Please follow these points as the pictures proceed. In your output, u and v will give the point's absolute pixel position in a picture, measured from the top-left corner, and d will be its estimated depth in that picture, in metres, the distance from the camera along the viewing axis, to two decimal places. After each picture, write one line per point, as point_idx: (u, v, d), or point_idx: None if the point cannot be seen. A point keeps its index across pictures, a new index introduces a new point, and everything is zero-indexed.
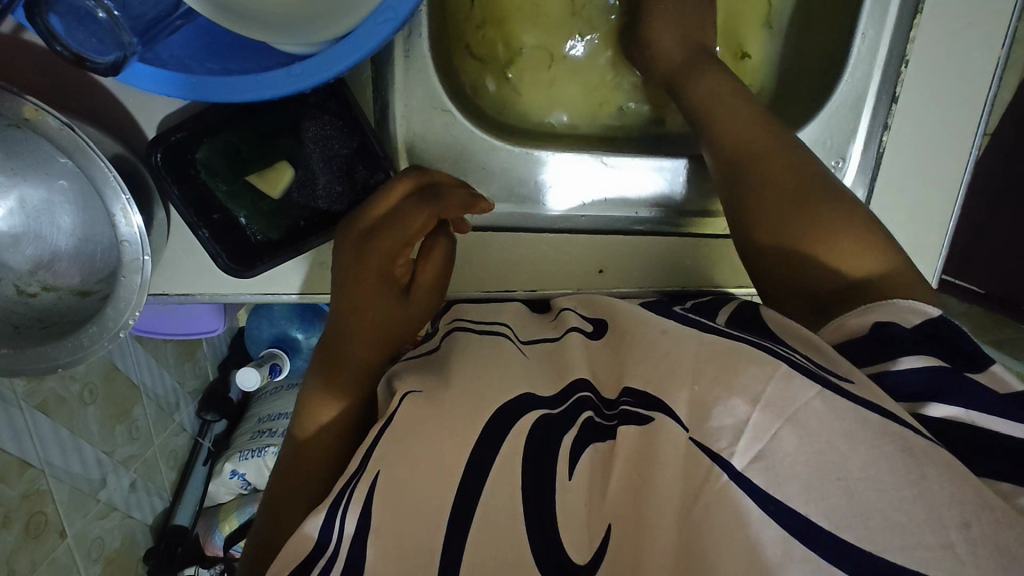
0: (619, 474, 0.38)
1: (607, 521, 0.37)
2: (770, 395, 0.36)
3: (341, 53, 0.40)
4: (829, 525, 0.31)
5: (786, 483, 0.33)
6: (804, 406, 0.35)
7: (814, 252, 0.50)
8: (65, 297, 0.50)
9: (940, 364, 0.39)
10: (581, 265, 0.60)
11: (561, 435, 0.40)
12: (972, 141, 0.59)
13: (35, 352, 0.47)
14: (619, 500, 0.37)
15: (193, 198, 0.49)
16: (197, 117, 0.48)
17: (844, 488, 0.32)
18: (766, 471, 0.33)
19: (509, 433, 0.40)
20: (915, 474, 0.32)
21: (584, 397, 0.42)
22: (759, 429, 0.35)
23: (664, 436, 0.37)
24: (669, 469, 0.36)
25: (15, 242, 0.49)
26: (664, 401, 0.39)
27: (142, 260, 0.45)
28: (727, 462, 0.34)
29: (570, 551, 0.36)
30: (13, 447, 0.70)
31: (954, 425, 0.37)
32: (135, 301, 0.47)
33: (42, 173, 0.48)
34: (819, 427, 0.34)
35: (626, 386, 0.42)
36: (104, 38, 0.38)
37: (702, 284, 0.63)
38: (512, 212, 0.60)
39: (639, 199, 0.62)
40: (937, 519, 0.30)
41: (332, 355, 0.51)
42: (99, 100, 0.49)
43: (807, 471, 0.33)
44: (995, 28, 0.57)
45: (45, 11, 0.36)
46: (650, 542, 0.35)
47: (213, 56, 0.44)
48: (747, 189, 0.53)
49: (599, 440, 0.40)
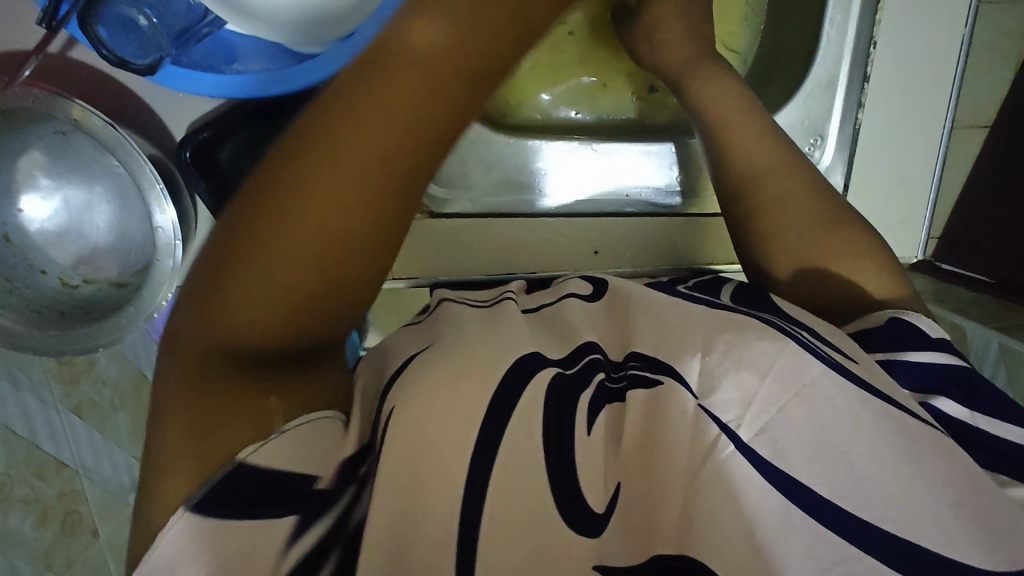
0: (632, 435, 0.39)
1: (617, 480, 0.38)
2: (779, 369, 0.38)
3: (342, 51, 0.45)
4: (828, 493, 0.34)
5: (790, 453, 0.35)
6: (812, 381, 0.37)
7: (812, 235, 0.49)
8: (105, 288, 0.56)
9: (953, 365, 0.41)
10: (579, 247, 0.64)
11: (579, 393, 0.40)
12: (944, 114, 0.63)
13: (76, 333, 0.51)
14: (632, 461, 0.38)
15: (220, 192, 0.53)
16: (222, 117, 0.53)
17: (846, 460, 0.35)
18: (772, 442, 0.36)
19: (529, 384, 0.39)
20: (915, 457, 0.35)
21: (594, 358, 0.43)
22: (767, 402, 0.37)
23: (674, 400, 0.38)
24: (681, 433, 0.37)
25: (60, 239, 0.54)
26: (674, 368, 0.40)
27: (175, 245, 0.50)
28: (735, 433, 0.36)
29: (590, 496, 0.37)
30: (50, 446, 0.78)
31: (955, 421, 0.39)
32: (168, 283, 0.50)
33: (84, 177, 0.54)
34: (824, 404, 0.36)
35: (636, 350, 0.43)
36: (143, 45, 0.42)
37: (694, 262, 0.67)
38: (508, 202, 0.62)
39: (632, 184, 0.64)
40: (932, 497, 0.33)
41: (260, 230, 0.32)
42: (132, 108, 0.54)
43: (811, 442, 0.36)
44: (955, 10, 0.61)
45: (93, 23, 0.41)
46: (660, 503, 0.36)
47: (236, 59, 0.47)
48: (744, 164, 0.52)
49: (613, 402, 0.40)
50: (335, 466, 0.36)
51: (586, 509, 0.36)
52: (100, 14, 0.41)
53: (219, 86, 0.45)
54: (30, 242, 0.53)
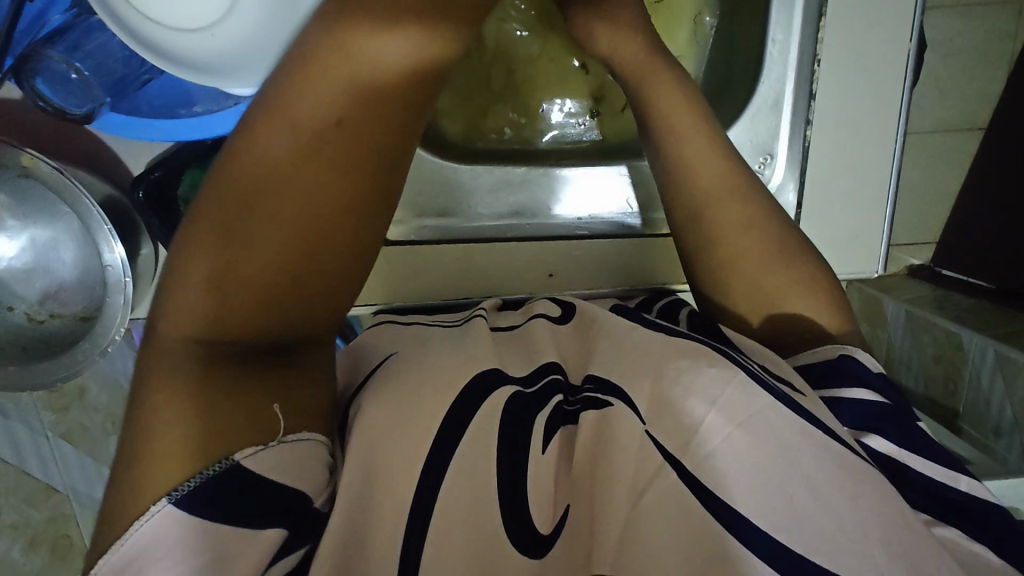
0: (581, 457, 0.38)
1: (566, 502, 0.38)
2: (726, 398, 0.37)
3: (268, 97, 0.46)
4: (765, 524, 0.33)
5: (731, 484, 0.34)
6: (756, 413, 0.36)
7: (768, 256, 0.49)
8: (69, 323, 0.57)
9: (886, 403, 0.41)
10: (530, 268, 0.64)
11: (537, 411, 0.40)
12: (896, 128, 0.61)
13: (40, 368, 0.53)
14: (580, 482, 0.38)
15: (173, 229, 0.54)
16: (172, 155, 0.54)
17: (785, 491, 0.33)
18: (713, 473, 0.34)
19: (483, 404, 0.39)
20: (851, 490, 0.33)
21: (553, 379, 0.43)
22: (711, 430, 0.36)
23: (620, 423, 0.37)
24: (626, 458, 0.36)
25: (27, 276, 0.57)
26: (623, 389, 0.40)
27: (125, 281, 0.50)
28: (679, 461, 0.35)
29: (536, 519, 0.36)
30: (41, 473, 0.87)
31: (887, 460, 0.39)
32: (119, 318, 0.51)
33: (48, 215, 0.56)
34: (767, 435, 0.35)
35: (591, 373, 0.42)
36: (77, 92, 0.44)
37: (656, 280, 0.66)
38: (462, 228, 0.64)
39: (585, 209, 0.66)
40: (862, 532, 0.32)
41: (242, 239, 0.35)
42: (86, 146, 0.54)
43: (752, 472, 0.34)
44: (899, 24, 0.59)
45: (30, 77, 0.43)
46: (598, 531, 0.35)
47: (185, 102, 0.48)
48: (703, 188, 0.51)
49: (569, 423, 0.40)
50: (326, 487, 0.37)
51: (531, 532, 0.36)
52: (38, 68, 0.43)
53: (160, 129, 0.46)
54: None
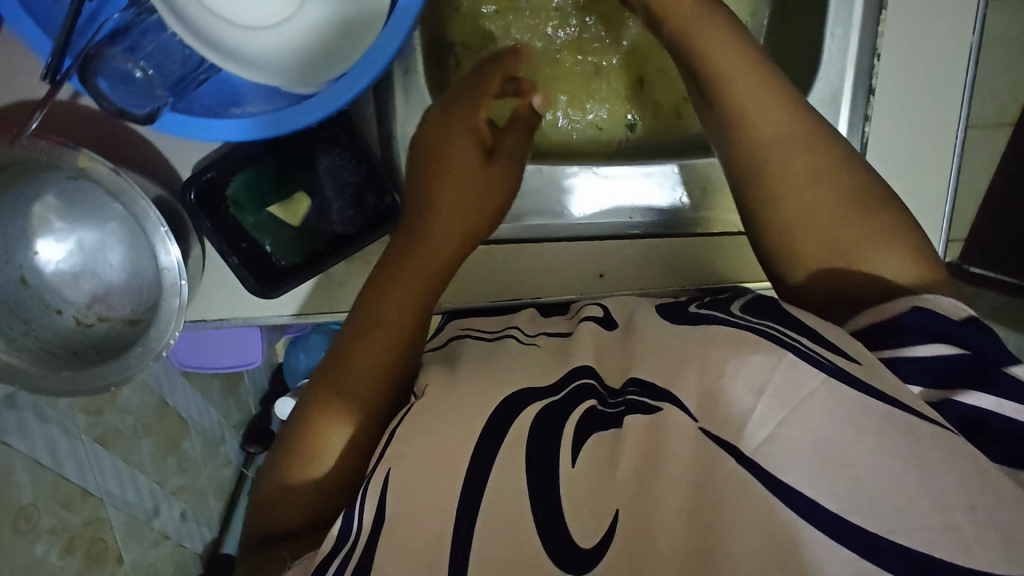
0: (627, 459, 0.36)
1: (615, 507, 0.35)
2: (776, 385, 0.35)
3: (339, 88, 0.45)
4: (834, 507, 0.30)
5: (793, 467, 0.31)
6: (811, 394, 0.34)
7: (853, 243, 0.45)
8: (117, 326, 0.57)
9: (961, 351, 0.38)
10: (580, 270, 0.62)
11: (562, 425, 0.38)
12: (957, 125, 0.60)
13: (87, 373, 0.51)
14: (625, 488, 0.35)
15: (224, 230, 0.54)
16: (225, 158, 0.53)
17: (850, 473, 0.31)
18: (773, 457, 0.32)
19: (511, 427, 0.38)
20: (919, 460, 0.31)
21: (586, 384, 0.42)
22: (764, 418, 0.33)
23: (669, 424, 0.35)
24: (676, 461, 0.34)
25: (75, 279, 0.56)
26: (674, 394, 0.37)
27: (180, 284, 0.49)
28: (736, 449, 0.33)
29: (574, 533, 0.34)
30: (77, 476, 0.88)
31: (980, 415, 0.36)
32: (173, 323, 0.50)
33: (99, 219, 0.56)
34: (822, 413, 0.33)
35: (632, 376, 0.41)
36: (140, 94, 0.43)
37: (718, 280, 0.64)
38: (513, 230, 0.63)
39: (633, 206, 0.65)
40: (942, 503, 0.29)
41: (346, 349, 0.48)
42: (138, 148, 0.54)
43: (810, 456, 0.32)
44: (962, 18, 0.58)
45: (94, 76, 0.42)
46: (653, 533, 0.33)
47: (235, 102, 0.47)
48: (778, 172, 0.48)
49: (603, 429, 0.38)
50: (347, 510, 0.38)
51: (568, 542, 0.34)
52: (100, 68, 0.42)
53: (218, 129, 0.45)
54: (47, 283, 0.56)
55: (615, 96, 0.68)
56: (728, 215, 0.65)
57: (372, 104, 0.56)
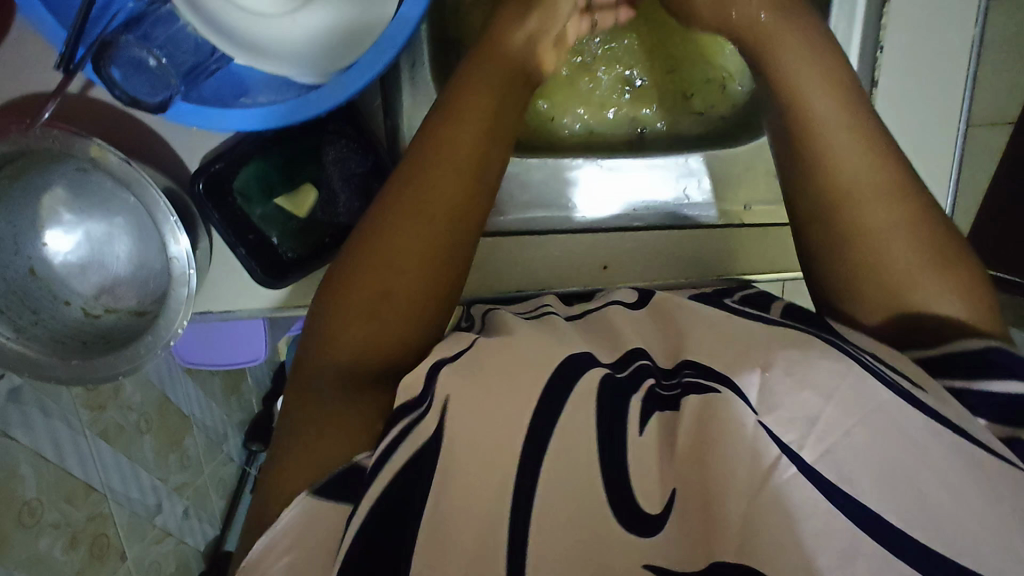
0: (687, 440, 0.37)
1: (672, 484, 0.37)
2: (842, 392, 0.36)
3: (348, 80, 0.46)
4: (897, 521, 0.32)
5: (857, 477, 0.34)
6: (879, 407, 0.35)
7: (912, 272, 0.44)
8: (124, 317, 0.57)
9: None
10: (584, 262, 0.62)
11: (630, 394, 0.39)
12: (958, 118, 0.60)
13: (98, 363, 0.52)
14: (685, 468, 0.37)
15: (232, 221, 0.54)
16: (233, 149, 0.53)
17: (913, 487, 0.33)
18: (837, 465, 0.34)
19: (569, 399, 0.38)
20: (982, 487, 0.33)
21: (643, 365, 0.42)
22: (832, 425, 0.35)
23: (732, 414, 0.36)
24: (738, 452, 0.35)
25: (83, 271, 0.57)
26: (731, 379, 0.38)
27: (189, 274, 0.49)
28: (798, 454, 0.34)
29: (642, 501, 0.36)
30: (80, 471, 0.88)
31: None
32: (182, 312, 0.50)
33: (106, 210, 0.56)
34: (891, 430, 0.35)
35: (689, 358, 0.41)
36: (153, 82, 0.43)
37: (721, 272, 0.64)
38: (540, 217, 0.64)
39: (658, 200, 0.65)
40: (999, 528, 0.32)
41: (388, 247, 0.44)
42: (146, 140, 0.54)
43: (876, 469, 0.34)
44: (963, 11, 0.58)
45: (108, 65, 0.43)
46: (713, 518, 0.34)
47: (247, 93, 0.48)
48: (840, 182, 0.46)
49: (663, 407, 0.39)
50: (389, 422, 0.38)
51: (636, 515, 0.36)
52: (115, 56, 0.43)
53: (228, 118, 0.46)
54: (54, 274, 0.56)
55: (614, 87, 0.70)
56: (733, 206, 0.65)
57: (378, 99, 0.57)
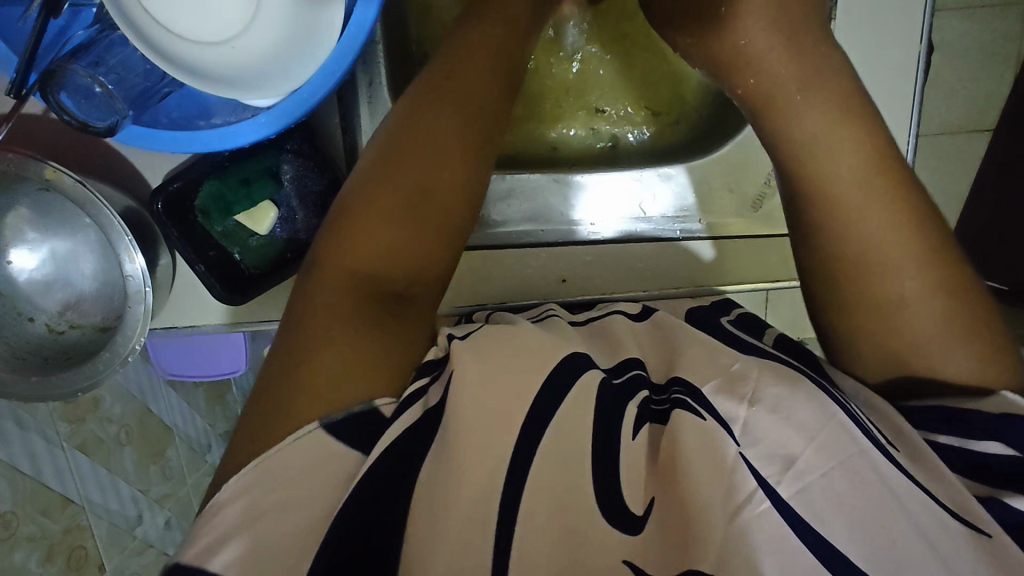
0: (667, 454, 0.39)
1: (650, 494, 0.39)
2: (826, 437, 0.38)
3: (296, 103, 0.47)
4: (862, 563, 0.34)
5: (828, 519, 0.35)
6: (860, 453, 0.37)
7: (901, 299, 0.45)
8: (87, 333, 0.58)
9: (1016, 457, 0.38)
10: (544, 276, 0.63)
11: (625, 401, 0.42)
12: (908, 132, 0.62)
13: (58, 379, 0.53)
14: (661, 481, 0.39)
15: (192, 239, 0.55)
16: (192, 168, 0.54)
17: (882, 529, 0.35)
18: (808, 503, 0.36)
19: (570, 393, 0.40)
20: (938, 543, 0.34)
21: (636, 374, 0.45)
22: (811, 465, 0.37)
23: (714, 443, 0.37)
24: (712, 478, 0.36)
25: (47, 287, 0.58)
26: (720, 412, 0.40)
27: (145, 291, 0.50)
28: (773, 488, 0.36)
29: (629, 502, 0.38)
30: (57, 484, 0.89)
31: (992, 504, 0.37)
32: (140, 327, 0.51)
33: (70, 228, 0.57)
34: (868, 478, 0.36)
35: (678, 376, 0.43)
36: (102, 107, 0.44)
37: (681, 283, 0.65)
38: (531, 229, 0.65)
39: (649, 207, 0.66)
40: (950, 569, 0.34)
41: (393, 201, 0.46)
42: (107, 160, 0.55)
43: (836, 506, 0.36)
44: (910, 27, 0.60)
45: (56, 90, 0.43)
46: (681, 537, 0.36)
47: (204, 115, 0.49)
48: (854, 243, 0.46)
49: (655, 421, 0.42)
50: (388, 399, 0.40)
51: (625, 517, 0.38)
52: (63, 82, 0.43)
53: (181, 141, 0.47)
54: (19, 291, 0.57)
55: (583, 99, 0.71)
56: (690, 219, 0.66)
57: (336, 113, 0.58)
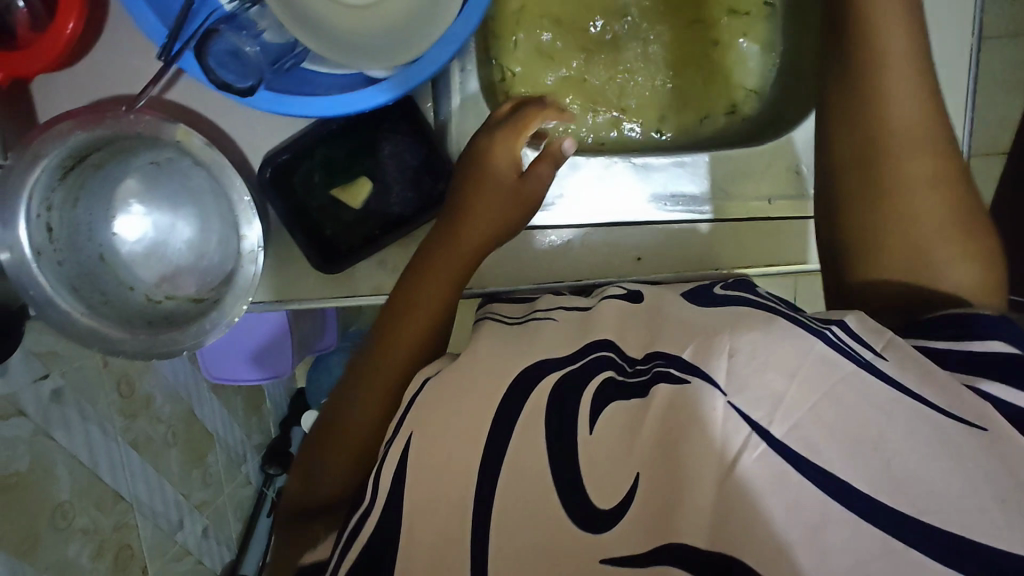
0: (649, 428, 0.37)
1: (634, 470, 0.36)
2: (807, 369, 0.37)
3: (410, 75, 0.50)
4: (869, 488, 0.32)
5: (826, 452, 0.34)
6: (842, 378, 0.36)
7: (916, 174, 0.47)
8: (183, 303, 0.60)
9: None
10: (619, 254, 0.66)
11: (585, 383, 0.40)
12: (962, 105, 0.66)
13: (164, 338, 0.54)
14: (647, 452, 0.36)
15: (294, 209, 0.58)
16: (298, 141, 0.57)
17: (881, 455, 0.33)
18: (804, 441, 0.34)
19: (533, 388, 0.40)
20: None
21: (603, 356, 0.43)
22: (799, 400, 0.36)
23: (698, 399, 0.36)
24: (694, 442, 0.35)
25: (146, 259, 0.60)
26: (700, 368, 0.38)
27: (257, 251, 0.53)
28: (766, 430, 0.35)
29: (595, 495, 0.35)
30: (111, 478, 0.88)
31: None
32: (247, 288, 0.53)
33: (172, 202, 0.60)
34: (855, 402, 0.35)
35: (659, 351, 0.42)
36: (244, 70, 0.48)
37: (753, 262, 0.67)
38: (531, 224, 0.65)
39: (664, 194, 0.67)
40: None
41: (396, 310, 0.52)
42: (215, 137, 0.58)
43: (845, 440, 0.34)
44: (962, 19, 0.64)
45: (206, 54, 0.47)
46: (682, 504, 0.34)
47: (324, 87, 0.53)
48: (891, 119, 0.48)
49: (623, 397, 0.39)
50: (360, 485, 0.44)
51: None
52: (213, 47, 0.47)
53: (304, 106, 0.50)
54: (121, 261, 0.59)
55: (652, 86, 0.73)
56: (756, 201, 0.67)
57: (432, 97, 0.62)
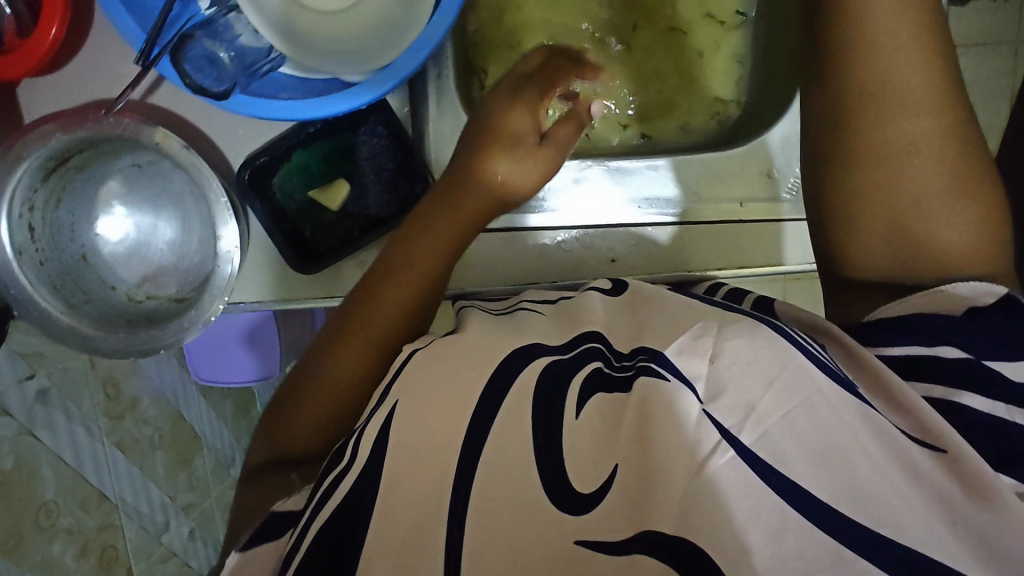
0: (630, 421, 0.37)
1: (614, 461, 0.36)
2: (784, 379, 0.37)
3: (382, 78, 0.51)
4: (829, 501, 0.33)
5: (791, 459, 0.34)
6: (818, 390, 0.37)
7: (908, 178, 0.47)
8: (163, 303, 0.61)
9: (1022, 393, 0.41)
10: (593, 254, 0.67)
11: (572, 377, 0.40)
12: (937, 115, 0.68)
13: (142, 337, 0.55)
14: (627, 444, 0.36)
15: (272, 211, 0.59)
16: (276, 145, 0.59)
17: (845, 465, 0.34)
18: (770, 447, 0.35)
19: (520, 375, 0.40)
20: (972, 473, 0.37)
21: (592, 348, 0.43)
22: (774, 407, 0.36)
23: (672, 400, 0.36)
24: (669, 440, 0.35)
25: (129, 259, 0.61)
26: (680, 370, 0.38)
27: (232, 252, 0.54)
28: (735, 436, 0.35)
29: (576, 481, 0.36)
30: (95, 479, 0.89)
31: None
32: (224, 287, 0.54)
33: (154, 204, 0.61)
34: (830, 413, 0.36)
35: (643, 346, 0.41)
36: (218, 74, 0.50)
37: (728, 263, 0.68)
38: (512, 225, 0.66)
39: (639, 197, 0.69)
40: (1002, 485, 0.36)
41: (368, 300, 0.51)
42: (196, 140, 0.60)
43: (809, 449, 0.35)
44: None
45: (182, 60, 0.49)
46: (649, 497, 0.34)
47: (299, 90, 0.53)
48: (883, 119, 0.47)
49: (607, 390, 0.39)
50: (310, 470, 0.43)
51: None
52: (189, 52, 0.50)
53: (278, 109, 0.51)
54: (103, 261, 0.60)
55: (632, 92, 0.75)
56: (728, 204, 0.69)
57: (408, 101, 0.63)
